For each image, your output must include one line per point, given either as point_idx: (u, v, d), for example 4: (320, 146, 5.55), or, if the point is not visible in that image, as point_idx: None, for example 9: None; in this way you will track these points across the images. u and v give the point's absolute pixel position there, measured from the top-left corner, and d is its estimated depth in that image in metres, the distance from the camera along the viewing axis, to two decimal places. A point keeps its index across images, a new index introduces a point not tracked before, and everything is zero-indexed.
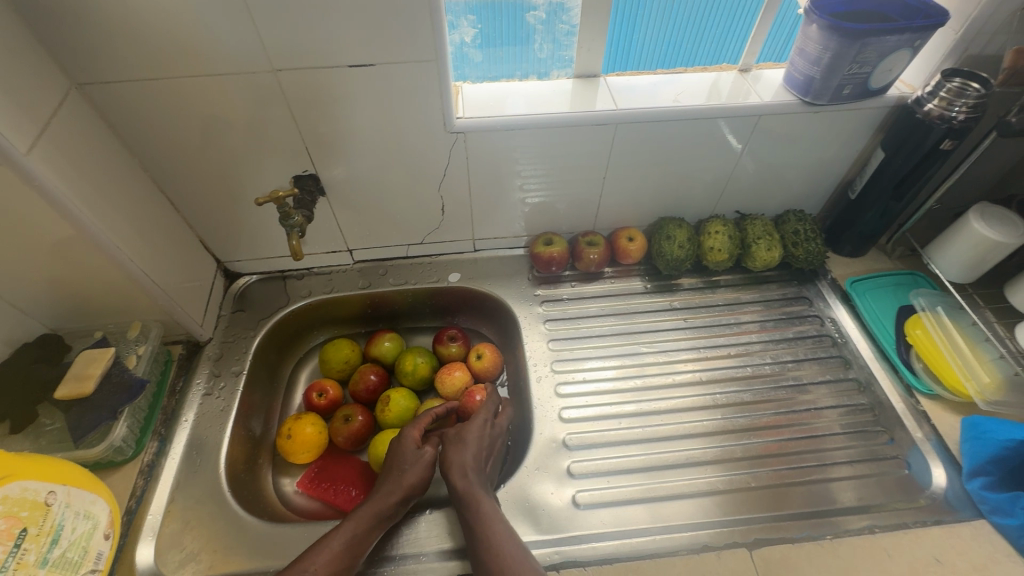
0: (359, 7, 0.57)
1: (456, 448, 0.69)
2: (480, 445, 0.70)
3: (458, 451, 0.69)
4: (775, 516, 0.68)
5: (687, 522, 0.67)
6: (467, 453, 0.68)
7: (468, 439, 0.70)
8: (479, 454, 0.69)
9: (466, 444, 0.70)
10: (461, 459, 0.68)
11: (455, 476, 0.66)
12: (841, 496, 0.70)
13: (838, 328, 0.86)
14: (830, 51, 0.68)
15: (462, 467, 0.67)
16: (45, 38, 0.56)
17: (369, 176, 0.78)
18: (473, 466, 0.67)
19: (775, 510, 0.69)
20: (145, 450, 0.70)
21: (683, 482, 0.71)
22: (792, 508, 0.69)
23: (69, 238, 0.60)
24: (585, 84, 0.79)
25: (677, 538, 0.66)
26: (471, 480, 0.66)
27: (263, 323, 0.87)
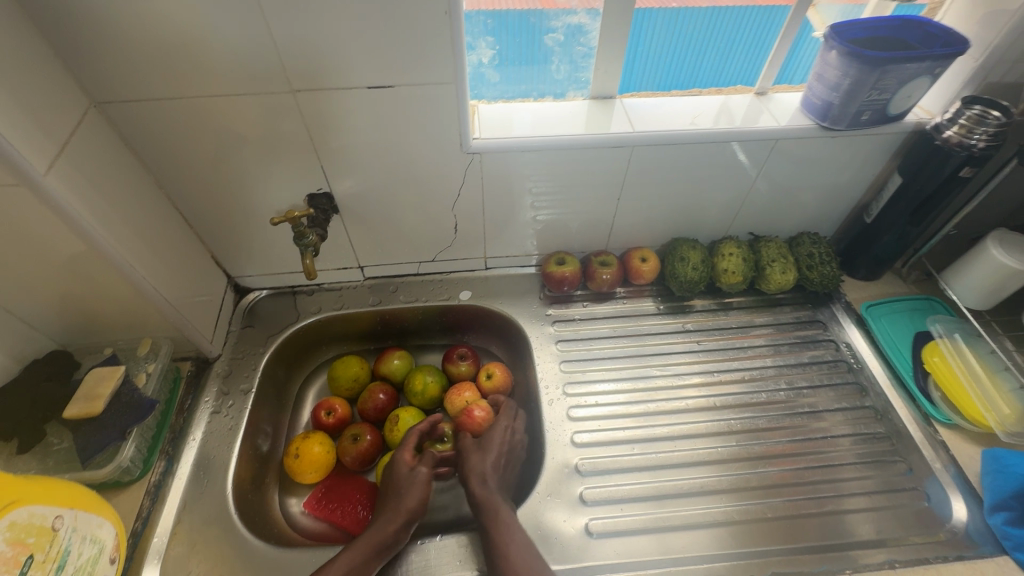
0: (381, 31, 0.57)
1: (478, 456, 0.71)
2: (501, 453, 0.72)
3: (479, 459, 0.71)
4: (792, 549, 0.67)
5: (700, 556, 0.67)
6: (487, 461, 0.71)
7: (488, 447, 0.72)
8: (499, 462, 0.71)
9: (488, 453, 0.72)
10: (482, 465, 0.70)
11: (474, 484, 0.68)
12: (859, 529, 0.69)
13: (853, 353, 0.85)
14: (849, 78, 0.68)
15: (481, 475, 0.69)
16: (67, 58, 0.56)
17: (384, 195, 0.77)
18: (493, 473, 0.70)
19: (790, 543, 0.68)
20: (152, 470, 0.69)
21: (697, 512, 0.70)
22: (813, 539, 0.68)
23: (87, 258, 0.59)
24: (600, 105, 0.78)
25: (688, 571, 0.65)
26: (490, 488, 0.68)
27: (272, 340, 0.86)
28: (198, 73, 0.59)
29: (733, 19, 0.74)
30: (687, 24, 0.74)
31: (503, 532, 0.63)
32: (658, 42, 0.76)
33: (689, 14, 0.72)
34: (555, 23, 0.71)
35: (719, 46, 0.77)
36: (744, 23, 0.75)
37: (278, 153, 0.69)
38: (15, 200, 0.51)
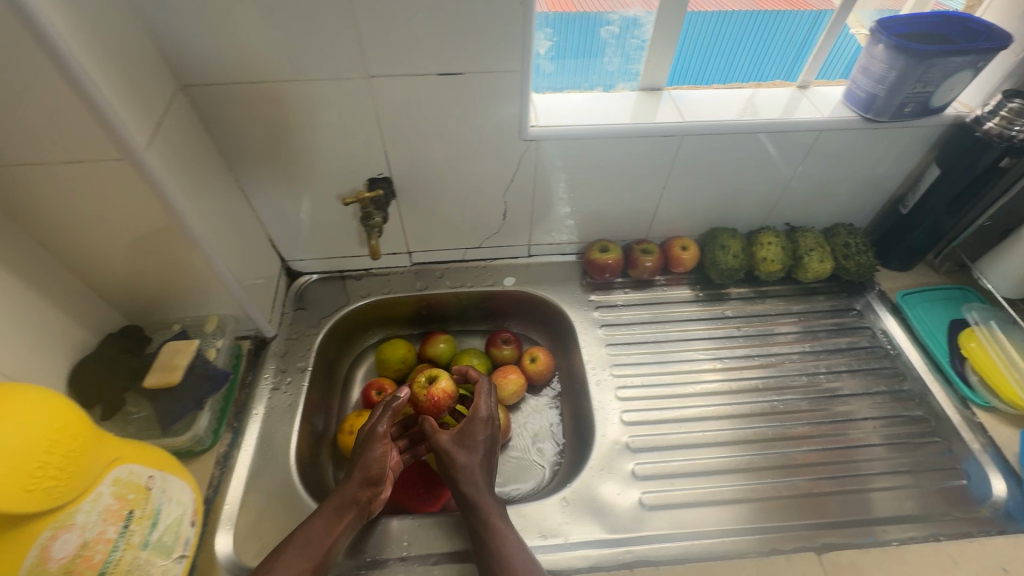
0: (458, 18, 0.61)
1: (463, 454, 0.68)
2: (486, 450, 0.70)
3: (465, 457, 0.68)
4: (815, 524, 0.69)
5: (712, 529, 0.68)
6: (473, 458, 0.68)
7: (475, 444, 0.69)
8: (485, 460, 0.69)
9: (473, 450, 0.69)
10: (469, 465, 0.68)
11: (462, 484, 0.66)
12: (878, 506, 0.71)
13: (890, 339, 0.88)
14: (896, 71, 0.71)
15: (469, 474, 0.67)
16: (162, 43, 0.59)
17: (439, 181, 0.80)
18: (481, 472, 0.68)
19: (814, 518, 0.70)
20: (220, 441, 0.72)
21: (706, 490, 0.72)
22: (837, 516, 0.70)
23: (170, 232, 0.63)
24: (648, 97, 0.81)
25: (710, 543, 0.67)
26: (479, 488, 0.66)
27: (325, 321, 0.88)
28: (282, 57, 0.62)
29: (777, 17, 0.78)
30: (736, 18, 0.77)
31: (491, 535, 0.61)
32: (707, 36, 0.79)
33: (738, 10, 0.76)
34: (612, 17, 0.74)
35: (764, 40, 0.80)
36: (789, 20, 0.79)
37: (345, 136, 0.72)
38: (117, 174, 0.55)
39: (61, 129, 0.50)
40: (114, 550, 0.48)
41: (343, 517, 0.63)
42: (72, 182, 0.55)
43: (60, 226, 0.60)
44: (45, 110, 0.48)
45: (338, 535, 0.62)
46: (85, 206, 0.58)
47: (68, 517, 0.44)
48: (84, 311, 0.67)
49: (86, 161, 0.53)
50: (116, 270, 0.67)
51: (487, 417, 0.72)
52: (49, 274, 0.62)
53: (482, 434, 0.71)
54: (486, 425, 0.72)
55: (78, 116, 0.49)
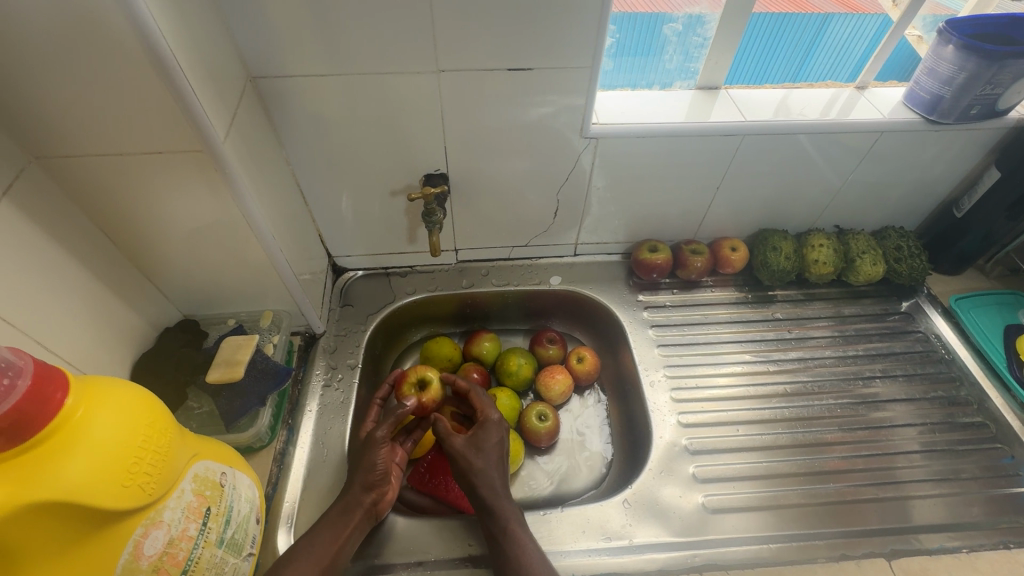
0: (532, 14, 0.61)
1: (478, 458, 0.67)
2: (499, 454, 0.69)
3: (479, 461, 0.67)
4: (839, 533, 0.69)
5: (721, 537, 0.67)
6: (487, 463, 0.67)
7: (488, 449, 0.68)
8: (500, 464, 0.68)
9: (486, 454, 0.68)
10: (486, 470, 0.66)
11: (478, 489, 0.65)
12: (916, 515, 0.71)
13: (943, 343, 0.88)
14: (965, 72, 0.71)
15: (488, 480, 0.66)
16: (237, 34, 0.59)
17: (494, 178, 0.80)
18: (497, 476, 0.67)
19: (838, 527, 0.69)
20: (277, 437, 0.72)
21: (717, 496, 0.71)
22: (865, 525, 0.70)
23: (236, 227, 0.62)
24: (705, 96, 0.80)
25: (722, 552, 0.65)
26: (496, 492, 0.65)
27: (372, 318, 0.88)
28: (355, 50, 0.62)
29: (840, 19, 0.77)
30: (800, 17, 0.76)
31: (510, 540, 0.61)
32: (768, 35, 0.78)
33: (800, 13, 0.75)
34: (676, 15, 0.74)
35: (824, 39, 0.80)
36: (850, 22, 0.78)
37: (407, 131, 0.72)
38: (195, 165, 0.54)
39: (146, 118, 0.50)
40: (195, 548, 0.48)
41: (351, 520, 0.62)
42: (147, 173, 0.55)
43: (129, 218, 0.59)
44: (133, 98, 0.48)
45: (346, 539, 0.61)
46: (156, 198, 0.58)
47: (158, 513, 0.44)
48: (145, 304, 0.67)
49: (163, 152, 0.53)
50: (177, 263, 0.66)
51: (498, 422, 0.71)
52: (115, 265, 0.62)
53: (494, 438, 0.69)
54: (498, 429, 0.70)
55: (165, 105, 0.49)
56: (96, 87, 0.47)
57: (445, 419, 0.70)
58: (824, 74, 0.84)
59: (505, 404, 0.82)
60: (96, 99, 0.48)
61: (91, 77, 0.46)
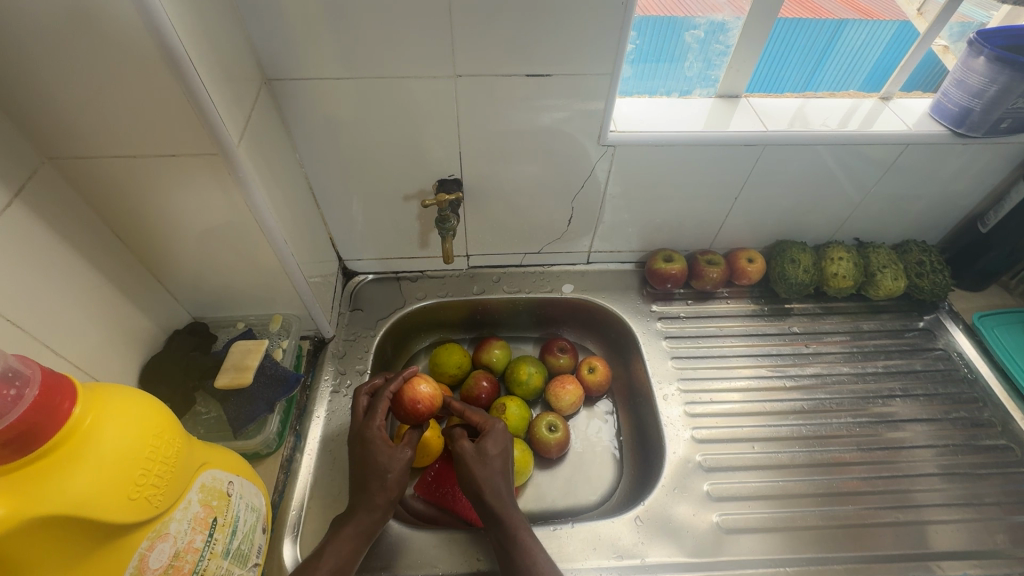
0: (553, 20, 0.60)
1: (481, 469, 0.65)
2: (503, 463, 0.66)
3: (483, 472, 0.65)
4: (858, 557, 0.67)
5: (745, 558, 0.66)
6: (491, 472, 0.65)
7: (491, 459, 0.66)
8: (505, 472, 0.66)
9: (491, 463, 0.65)
10: (490, 479, 0.64)
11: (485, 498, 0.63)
12: (936, 540, 0.69)
13: (966, 362, 0.86)
14: (997, 85, 0.69)
15: (493, 488, 0.64)
16: (254, 35, 0.59)
17: (509, 184, 0.79)
18: (502, 485, 0.65)
19: (858, 552, 0.68)
20: (284, 444, 0.71)
21: (741, 515, 0.69)
22: (882, 549, 0.68)
23: (248, 230, 0.61)
24: (726, 104, 0.78)
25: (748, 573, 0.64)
26: (502, 501, 0.63)
27: (382, 323, 0.87)
28: (373, 54, 0.62)
29: (862, 26, 0.76)
30: (822, 23, 0.74)
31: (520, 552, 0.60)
32: (790, 44, 0.77)
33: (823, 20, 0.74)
34: (698, 21, 0.72)
35: (847, 48, 0.78)
36: (872, 29, 0.76)
37: (422, 137, 0.71)
38: (209, 167, 0.54)
39: (159, 120, 0.49)
40: (201, 560, 0.47)
41: (357, 529, 0.60)
42: (159, 175, 0.54)
43: (141, 220, 0.59)
44: (148, 100, 0.47)
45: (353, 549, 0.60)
46: (169, 200, 0.57)
47: (164, 525, 0.43)
48: (155, 306, 0.66)
49: (176, 154, 0.52)
50: (187, 266, 0.65)
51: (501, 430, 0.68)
52: (126, 268, 0.61)
53: (496, 447, 0.67)
54: (500, 437, 0.68)
55: (180, 107, 0.48)
56: (110, 88, 0.46)
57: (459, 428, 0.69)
58: (845, 82, 0.82)
59: (514, 412, 0.80)
60: (109, 99, 0.47)
61: (105, 79, 0.46)
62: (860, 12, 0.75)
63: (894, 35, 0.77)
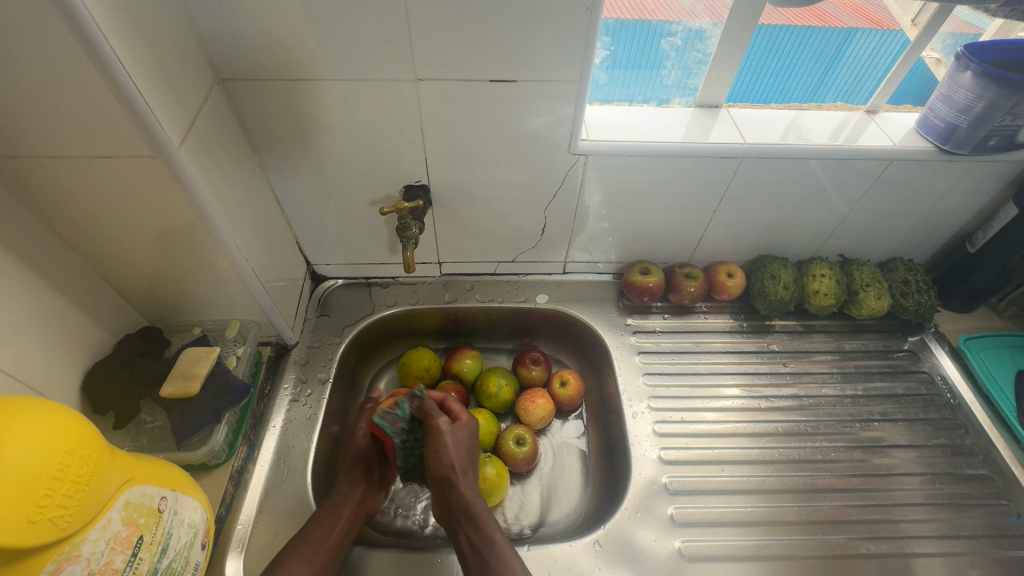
0: (516, 24, 0.58)
1: (448, 462, 0.64)
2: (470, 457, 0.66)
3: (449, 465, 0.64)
4: None
5: None
6: (461, 465, 0.65)
7: (458, 451, 0.65)
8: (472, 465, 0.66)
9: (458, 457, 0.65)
10: (457, 471, 0.64)
11: (456, 490, 0.63)
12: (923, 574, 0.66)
13: (950, 387, 0.83)
14: (985, 101, 0.66)
15: (462, 479, 0.64)
16: (203, 33, 0.57)
17: (478, 192, 0.77)
18: (471, 478, 0.64)
19: None
20: (236, 454, 0.68)
21: (718, 543, 0.67)
22: None
23: (195, 234, 0.59)
24: (704, 114, 0.76)
25: None
26: (472, 496, 0.63)
27: (348, 330, 0.85)
28: (330, 56, 0.60)
29: (870, 36, 0.72)
30: (823, 30, 0.70)
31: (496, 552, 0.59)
32: (785, 50, 0.73)
33: (822, 28, 0.70)
34: (675, 28, 0.70)
35: (851, 58, 0.75)
36: (880, 40, 0.73)
37: (386, 141, 0.69)
38: (147, 171, 0.52)
39: (92, 121, 0.47)
40: None
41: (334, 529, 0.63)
42: (97, 177, 0.52)
43: (84, 222, 0.57)
44: (76, 100, 0.46)
45: (329, 548, 0.62)
46: (109, 203, 0.55)
47: (74, 547, 0.41)
48: (105, 310, 0.64)
49: (113, 156, 0.51)
50: (136, 271, 0.64)
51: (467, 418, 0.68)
52: (72, 271, 0.60)
53: (461, 439, 0.66)
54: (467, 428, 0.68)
55: (111, 107, 0.46)
56: (37, 88, 0.45)
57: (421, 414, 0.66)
58: (840, 94, 0.79)
59: (481, 425, 0.78)
60: (35, 98, 0.45)
61: (30, 77, 0.44)
62: (868, 21, 0.71)
63: (900, 50, 0.74)
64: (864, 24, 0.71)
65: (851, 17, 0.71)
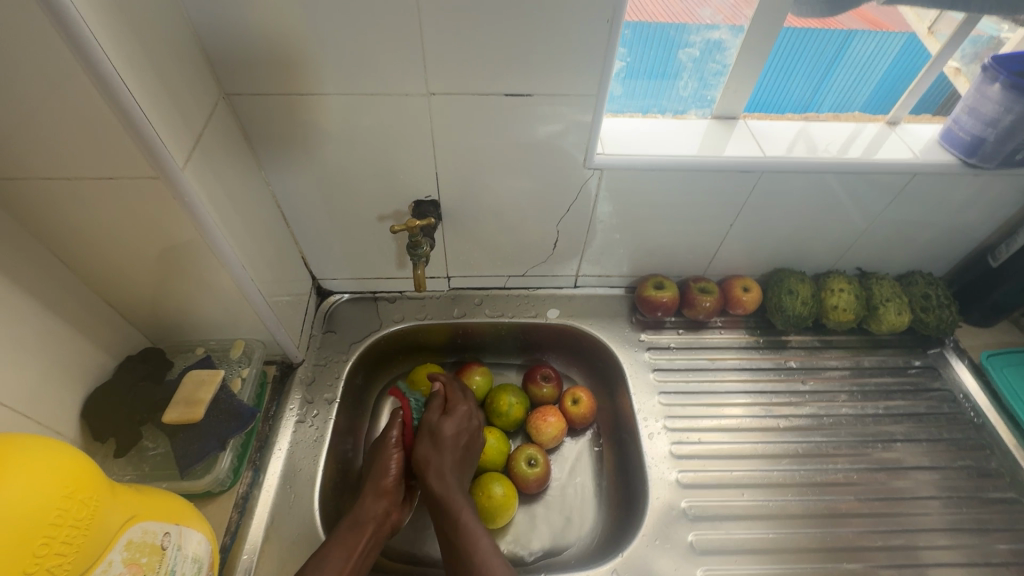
0: (533, 37, 0.56)
1: (432, 451, 0.67)
2: (458, 448, 0.68)
3: (434, 454, 0.67)
4: None
5: None
6: (446, 455, 0.67)
7: (444, 442, 0.68)
8: (457, 458, 0.68)
9: (444, 447, 0.68)
10: (437, 461, 0.67)
11: (431, 480, 0.65)
12: None
13: (973, 406, 0.81)
14: (1013, 114, 0.65)
15: (439, 470, 0.66)
16: (209, 47, 0.55)
17: (489, 206, 0.75)
18: (453, 468, 0.67)
19: None
20: (241, 480, 0.66)
21: (738, 571, 0.66)
22: None
23: (199, 254, 0.57)
24: (721, 126, 0.74)
25: None
26: (449, 486, 0.65)
27: (355, 347, 0.82)
28: (340, 70, 0.58)
29: (870, 38, 0.68)
30: (822, 33, 0.67)
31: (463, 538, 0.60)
32: (786, 54, 0.70)
33: (823, 32, 0.67)
34: (693, 39, 0.68)
35: (851, 62, 0.71)
36: (882, 41, 0.69)
37: (395, 155, 0.67)
38: (150, 192, 0.50)
39: (92, 142, 0.45)
40: None
41: (357, 545, 0.61)
42: (98, 198, 0.50)
43: (84, 244, 0.55)
44: (76, 120, 0.44)
45: (352, 565, 0.59)
46: (109, 224, 0.53)
47: None
48: (105, 333, 0.62)
49: (114, 177, 0.49)
50: (137, 291, 0.61)
51: (464, 412, 0.72)
52: (72, 293, 0.58)
53: (453, 431, 0.69)
54: (459, 422, 0.70)
55: (113, 128, 0.44)
56: (38, 109, 0.43)
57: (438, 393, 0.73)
58: (835, 105, 0.76)
59: (492, 445, 0.75)
60: (35, 120, 0.43)
61: (29, 98, 0.42)
62: (869, 23, 0.67)
63: (904, 48, 0.70)
64: (863, 26, 0.67)
65: (851, 19, 0.67)
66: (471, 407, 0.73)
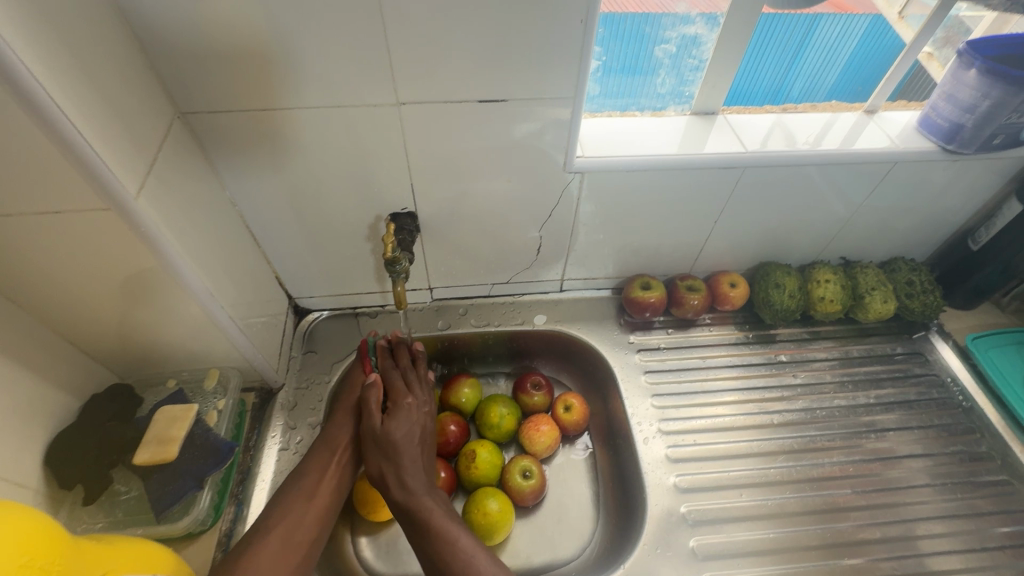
0: (505, 40, 0.54)
1: (386, 462, 0.61)
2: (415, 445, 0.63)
3: (387, 461, 0.61)
4: None
5: None
6: (402, 460, 0.61)
7: (399, 441, 0.62)
8: (418, 455, 0.62)
9: (395, 453, 0.61)
10: (398, 464, 0.61)
11: (394, 489, 0.59)
12: None
13: (962, 390, 0.81)
14: (990, 99, 0.64)
15: (402, 473, 0.60)
16: (159, 65, 0.52)
17: (468, 213, 0.72)
18: (412, 468, 0.61)
19: None
20: (223, 517, 0.63)
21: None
22: None
23: (161, 285, 0.54)
24: (700, 122, 0.72)
25: None
26: (414, 491, 0.59)
27: (337, 367, 0.79)
28: (302, 81, 0.55)
29: (834, 22, 0.67)
30: (789, 16, 0.65)
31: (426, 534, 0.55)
32: (756, 41, 0.68)
33: (790, 17, 0.65)
34: (669, 35, 0.66)
35: (818, 44, 0.69)
36: (844, 24, 0.67)
37: (367, 166, 0.64)
38: (103, 225, 0.47)
39: (35, 178, 0.42)
40: None
41: (330, 462, 0.63)
42: (45, 236, 0.47)
43: (34, 284, 0.51)
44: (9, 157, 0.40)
45: (330, 481, 0.62)
46: (60, 260, 0.49)
47: None
48: (68, 374, 0.58)
49: (62, 212, 0.45)
50: (99, 327, 0.58)
51: (414, 405, 0.65)
52: (28, 334, 0.54)
53: (404, 428, 0.63)
54: (410, 415, 0.64)
55: (57, 163, 0.41)
56: None
57: (377, 389, 0.66)
58: (803, 92, 0.74)
59: (486, 459, 0.73)
60: None
61: None
62: (833, 5, 0.65)
63: (869, 28, 0.68)
64: (829, 8, 0.65)
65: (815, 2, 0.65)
66: (418, 399, 0.67)
